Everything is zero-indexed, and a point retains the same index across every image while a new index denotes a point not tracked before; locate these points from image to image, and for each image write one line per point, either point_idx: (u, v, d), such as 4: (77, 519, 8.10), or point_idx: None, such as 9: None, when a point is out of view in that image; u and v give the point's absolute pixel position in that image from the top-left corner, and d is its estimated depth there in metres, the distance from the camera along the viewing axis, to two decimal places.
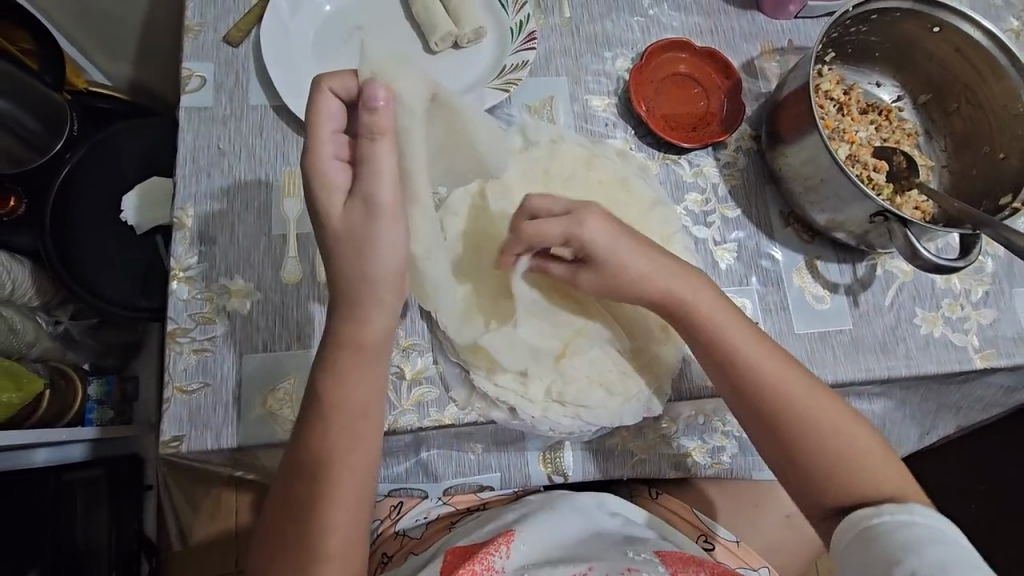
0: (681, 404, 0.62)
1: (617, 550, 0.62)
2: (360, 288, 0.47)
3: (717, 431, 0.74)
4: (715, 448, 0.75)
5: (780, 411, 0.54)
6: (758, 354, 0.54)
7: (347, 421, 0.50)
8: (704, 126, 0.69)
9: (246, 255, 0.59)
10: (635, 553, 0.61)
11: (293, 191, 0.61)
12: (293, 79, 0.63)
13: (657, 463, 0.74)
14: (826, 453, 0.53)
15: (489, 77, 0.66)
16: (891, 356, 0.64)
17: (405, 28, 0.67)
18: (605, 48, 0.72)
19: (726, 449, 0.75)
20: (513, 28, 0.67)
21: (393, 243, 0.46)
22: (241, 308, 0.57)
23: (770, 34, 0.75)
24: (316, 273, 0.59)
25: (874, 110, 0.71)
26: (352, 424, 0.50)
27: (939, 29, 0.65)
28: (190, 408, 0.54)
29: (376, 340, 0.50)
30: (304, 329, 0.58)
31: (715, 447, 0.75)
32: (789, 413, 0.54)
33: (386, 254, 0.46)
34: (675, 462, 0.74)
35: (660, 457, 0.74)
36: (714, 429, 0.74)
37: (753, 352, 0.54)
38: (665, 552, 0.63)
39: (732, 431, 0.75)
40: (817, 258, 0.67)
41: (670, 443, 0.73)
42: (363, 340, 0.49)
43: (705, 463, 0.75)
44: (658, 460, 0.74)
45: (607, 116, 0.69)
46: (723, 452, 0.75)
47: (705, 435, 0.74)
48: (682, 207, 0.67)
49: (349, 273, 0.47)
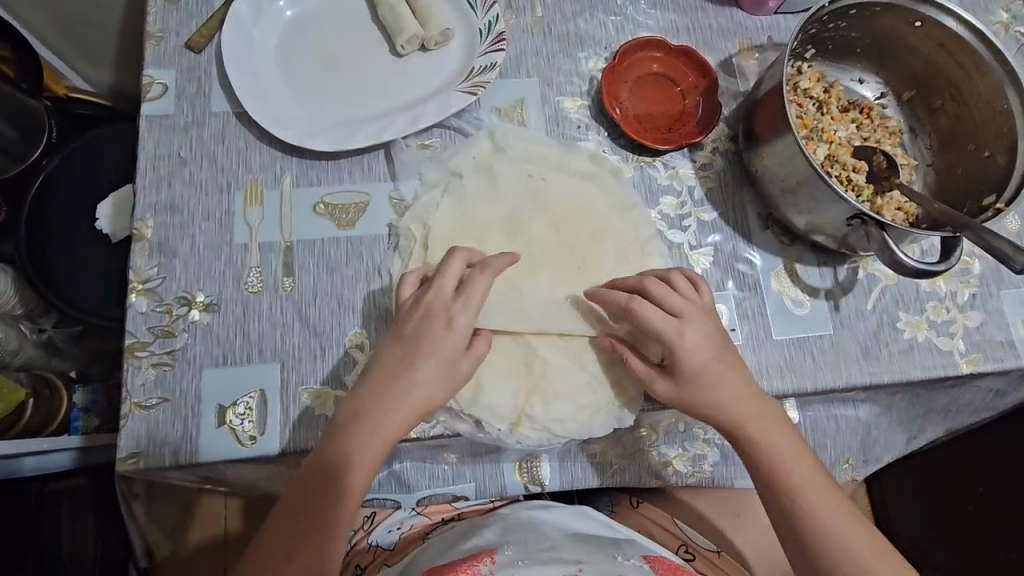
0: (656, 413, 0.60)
1: (607, 554, 0.59)
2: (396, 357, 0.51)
3: (698, 439, 0.73)
4: (697, 456, 0.73)
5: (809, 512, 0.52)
6: (787, 444, 0.54)
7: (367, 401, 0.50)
8: (680, 126, 0.66)
9: (206, 265, 0.58)
10: (625, 558, 0.59)
11: (256, 200, 0.60)
12: (255, 85, 0.62)
13: (638, 473, 0.72)
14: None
15: (457, 80, 0.65)
16: (873, 363, 0.63)
17: (370, 31, 0.66)
18: (578, 48, 0.70)
19: (707, 457, 0.73)
20: (482, 29, 0.66)
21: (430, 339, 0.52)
22: (201, 320, 0.56)
23: (749, 30, 0.73)
24: (278, 284, 0.58)
25: (854, 108, 0.69)
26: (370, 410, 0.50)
27: (920, 23, 0.63)
28: (148, 424, 0.53)
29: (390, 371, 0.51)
30: (264, 342, 0.56)
31: (697, 455, 0.73)
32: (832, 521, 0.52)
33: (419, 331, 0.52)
34: (656, 471, 0.72)
35: (641, 468, 0.72)
36: (694, 437, 0.73)
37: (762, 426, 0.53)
38: (653, 558, 0.61)
39: (713, 439, 0.73)
40: (796, 262, 0.66)
41: (650, 451, 0.72)
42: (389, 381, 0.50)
43: (686, 471, 0.73)
44: (639, 468, 0.72)
45: (580, 118, 0.67)
46: (704, 460, 0.73)
47: (686, 442, 0.73)
48: (657, 211, 0.65)
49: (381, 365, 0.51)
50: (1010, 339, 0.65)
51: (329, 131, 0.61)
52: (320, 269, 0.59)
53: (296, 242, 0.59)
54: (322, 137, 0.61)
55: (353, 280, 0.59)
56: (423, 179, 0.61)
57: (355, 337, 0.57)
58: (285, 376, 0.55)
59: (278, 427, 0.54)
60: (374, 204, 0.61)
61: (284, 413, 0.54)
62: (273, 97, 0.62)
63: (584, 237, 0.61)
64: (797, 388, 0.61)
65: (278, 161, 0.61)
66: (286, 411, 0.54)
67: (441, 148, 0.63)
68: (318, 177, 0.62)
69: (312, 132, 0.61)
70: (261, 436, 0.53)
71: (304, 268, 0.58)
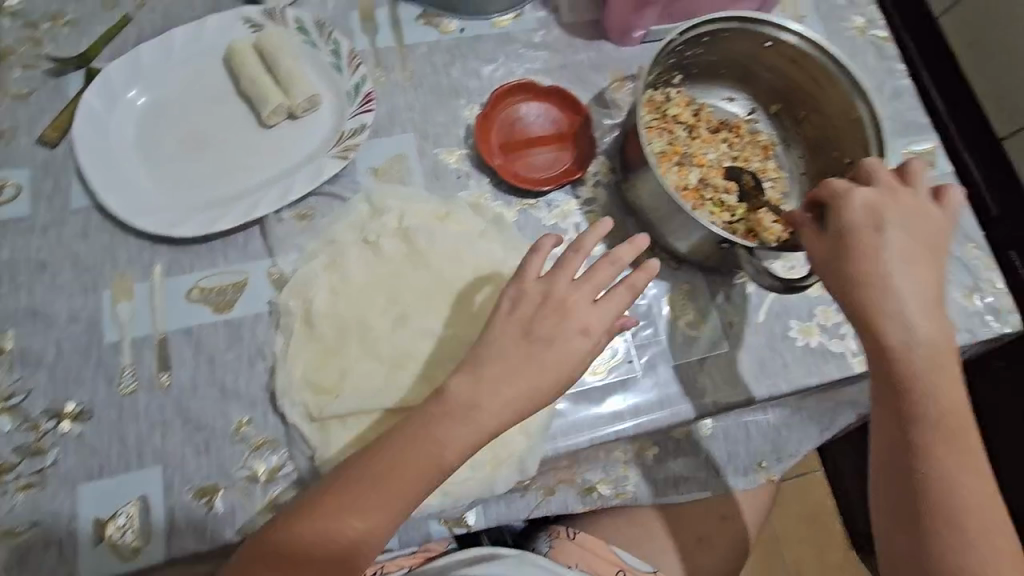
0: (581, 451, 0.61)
1: None
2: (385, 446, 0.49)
3: (619, 461, 0.73)
4: (619, 479, 0.73)
5: (922, 451, 0.50)
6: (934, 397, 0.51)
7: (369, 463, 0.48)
8: (560, 165, 0.68)
9: (75, 371, 0.55)
10: None
11: (126, 294, 0.58)
12: (115, 176, 0.60)
13: (564, 499, 0.70)
14: (970, 524, 0.49)
15: (329, 144, 0.64)
16: (771, 374, 0.64)
17: (235, 105, 0.65)
18: (452, 98, 0.70)
19: (629, 478, 0.73)
20: (350, 91, 0.66)
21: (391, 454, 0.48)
22: (72, 432, 0.53)
23: (619, 62, 0.75)
24: (155, 380, 0.55)
25: (725, 128, 0.71)
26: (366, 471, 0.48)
27: (770, 43, 0.66)
28: (19, 552, 0.49)
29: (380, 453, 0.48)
30: (142, 445, 0.53)
31: (618, 478, 0.73)
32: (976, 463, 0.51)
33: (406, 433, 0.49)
34: (581, 495, 0.71)
35: (566, 491, 0.70)
36: (615, 460, 0.73)
37: (939, 359, 0.51)
38: None
39: (632, 459, 0.73)
40: (686, 285, 0.67)
41: (575, 479, 0.71)
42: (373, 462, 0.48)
43: (609, 494, 0.72)
44: (564, 497, 0.70)
45: (459, 168, 0.67)
46: (627, 481, 0.73)
47: (607, 466, 0.72)
48: (544, 251, 0.65)
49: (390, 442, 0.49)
50: None
51: (198, 214, 0.60)
52: (200, 358, 0.57)
53: (171, 332, 0.57)
54: (191, 222, 0.59)
55: (236, 364, 0.57)
56: (301, 251, 0.60)
57: (241, 425, 0.55)
58: (168, 478, 0.53)
59: (163, 535, 0.51)
60: (252, 283, 0.60)
61: (169, 519, 0.52)
62: (136, 186, 0.60)
63: (470, 287, 0.60)
64: (697, 412, 0.62)
65: (146, 251, 0.59)
66: (171, 516, 0.52)
67: (318, 216, 0.62)
68: (190, 262, 0.60)
69: (179, 218, 0.59)
70: (145, 546, 0.51)
71: (182, 360, 0.56)
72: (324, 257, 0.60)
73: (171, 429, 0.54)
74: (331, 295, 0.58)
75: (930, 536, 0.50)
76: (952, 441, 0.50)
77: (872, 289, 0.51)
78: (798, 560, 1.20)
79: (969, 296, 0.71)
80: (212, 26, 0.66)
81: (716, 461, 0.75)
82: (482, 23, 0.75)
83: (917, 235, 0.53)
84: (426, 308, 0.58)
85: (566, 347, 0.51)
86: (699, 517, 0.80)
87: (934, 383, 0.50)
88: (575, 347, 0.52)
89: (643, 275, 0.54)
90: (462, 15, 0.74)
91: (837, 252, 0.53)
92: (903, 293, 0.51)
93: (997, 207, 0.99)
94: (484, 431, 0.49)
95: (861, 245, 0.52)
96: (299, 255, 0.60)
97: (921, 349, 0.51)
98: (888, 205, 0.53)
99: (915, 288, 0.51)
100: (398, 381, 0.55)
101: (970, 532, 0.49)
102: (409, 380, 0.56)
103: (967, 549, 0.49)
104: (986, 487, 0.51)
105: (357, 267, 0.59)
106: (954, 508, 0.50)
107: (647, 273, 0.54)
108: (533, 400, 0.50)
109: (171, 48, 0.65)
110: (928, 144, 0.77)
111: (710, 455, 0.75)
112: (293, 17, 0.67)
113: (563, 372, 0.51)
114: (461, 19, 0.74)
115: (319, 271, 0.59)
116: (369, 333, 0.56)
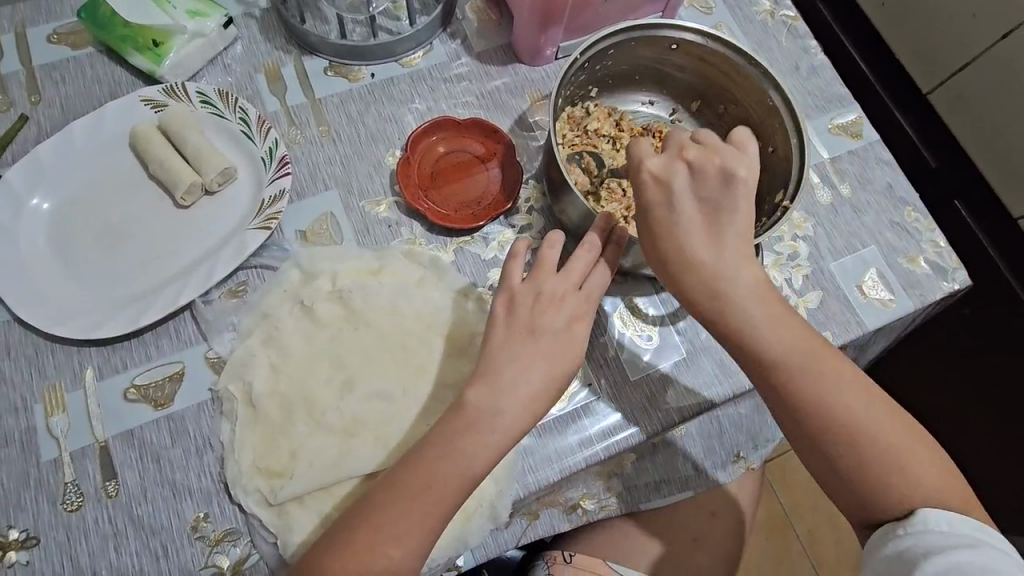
0: (557, 483, 0.60)
1: None
2: (351, 532, 0.47)
3: (599, 476, 0.71)
4: (601, 491, 0.71)
5: (795, 394, 0.51)
6: (780, 346, 0.52)
7: (344, 546, 0.47)
8: (489, 197, 0.67)
9: (14, 497, 0.53)
10: None
11: (58, 406, 0.55)
12: (31, 286, 0.58)
13: (550, 520, 0.69)
14: (894, 452, 0.51)
15: (250, 217, 0.62)
16: (731, 373, 0.64)
17: (149, 190, 0.63)
18: (370, 145, 0.69)
19: (611, 489, 0.72)
20: (264, 157, 0.64)
21: (361, 532, 0.47)
22: (20, 562, 0.51)
23: (536, 81, 0.74)
24: (101, 491, 0.53)
25: (648, 134, 0.71)
26: (342, 553, 0.47)
27: (676, 45, 0.66)
28: None
29: (347, 535, 0.47)
30: (96, 562, 0.51)
31: (600, 490, 0.71)
32: (852, 387, 0.52)
33: (367, 510, 0.48)
34: (565, 513, 0.70)
35: (551, 513, 0.69)
36: (595, 474, 0.71)
37: (759, 294, 0.53)
38: None
39: (613, 470, 0.72)
40: (634, 297, 0.66)
41: (556, 498, 0.69)
42: (340, 549, 0.47)
43: (593, 508, 0.71)
44: (549, 518, 0.69)
45: (388, 217, 0.66)
46: (609, 493, 0.72)
47: (589, 481, 0.70)
48: (487, 286, 0.64)
49: (359, 522, 0.47)
50: (852, 307, 0.67)
51: (121, 311, 0.58)
52: (144, 460, 0.54)
53: (111, 438, 0.55)
54: (115, 320, 0.57)
55: (183, 459, 0.55)
56: (236, 331, 0.58)
57: (198, 522, 0.53)
58: None
59: None
60: (190, 372, 0.58)
61: None
62: (57, 293, 0.58)
63: (413, 340, 0.58)
64: (662, 424, 0.62)
65: (75, 357, 0.57)
66: None
67: (250, 291, 0.61)
68: (123, 361, 0.58)
69: (103, 318, 0.57)
70: None
71: (126, 465, 0.54)
72: (259, 335, 0.58)
73: (124, 539, 0.52)
74: (272, 373, 0.56)
75: (870, 485, 0.50)
76: (823, 379, 0.52)
77: (679, 250, 0.53)
78: (809, 529, 1.18)
79: (913, 260, 0.70)
80: (112, 113, 0.64)
81: (695, 460, 0.74)
82: (391, 65, 0.73)
83: (710, 184, 0.53)
84: (372, 368, 0.57)
85: (522, 395, 0.50)
86: (691, 517, 0.79)
87: (760, 319, 0.52)
88: (530, 393, 0.50)
89: (583, 296, 0.54)
90: (369, 61, 0.72)
91: (651, 233, 0.54)
92: (708, 249, 0.53)
93: (936, 159, 1.00)
94: (440, 495, 0.48)
95: (664, 220, 0.53)
96: (233, 336, 0.59)
97: (748, 302, 0.53)
98: (680, 168, 0.53)
99: (718, 243, 0.53)
100: (351, 452, 0.54)
101: (901, 463, 0.50)
102: (363, 446, 0.54)
103: (877, 461, 0.50)
104: (887, 411, 0.52)
105: (293, 340, 0.58)
106: (844, 429, 0.51)
107: (586, 293, 0.54)
108: (484, 455, 0.49)
109: (72, 143, 0.63)
110: (853, 114, 0.77)
111: (688, 454, 0.74)
112: (194, 90, 0.65)
113: (514, 419, 0.50)
114: (368, 64, 0.72)
115: (255, 351, 0.57)
116: (316, 407, 0.55)
